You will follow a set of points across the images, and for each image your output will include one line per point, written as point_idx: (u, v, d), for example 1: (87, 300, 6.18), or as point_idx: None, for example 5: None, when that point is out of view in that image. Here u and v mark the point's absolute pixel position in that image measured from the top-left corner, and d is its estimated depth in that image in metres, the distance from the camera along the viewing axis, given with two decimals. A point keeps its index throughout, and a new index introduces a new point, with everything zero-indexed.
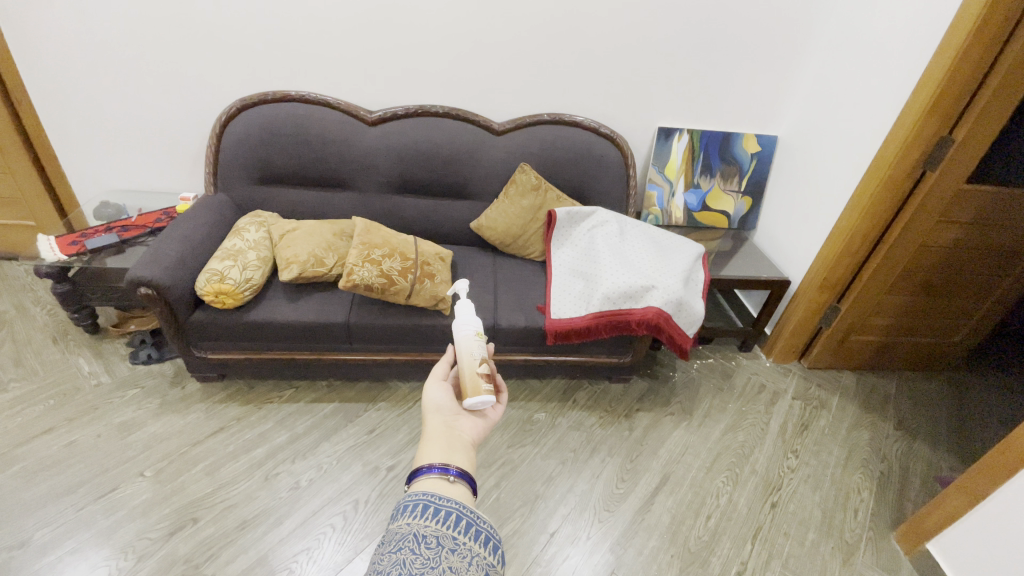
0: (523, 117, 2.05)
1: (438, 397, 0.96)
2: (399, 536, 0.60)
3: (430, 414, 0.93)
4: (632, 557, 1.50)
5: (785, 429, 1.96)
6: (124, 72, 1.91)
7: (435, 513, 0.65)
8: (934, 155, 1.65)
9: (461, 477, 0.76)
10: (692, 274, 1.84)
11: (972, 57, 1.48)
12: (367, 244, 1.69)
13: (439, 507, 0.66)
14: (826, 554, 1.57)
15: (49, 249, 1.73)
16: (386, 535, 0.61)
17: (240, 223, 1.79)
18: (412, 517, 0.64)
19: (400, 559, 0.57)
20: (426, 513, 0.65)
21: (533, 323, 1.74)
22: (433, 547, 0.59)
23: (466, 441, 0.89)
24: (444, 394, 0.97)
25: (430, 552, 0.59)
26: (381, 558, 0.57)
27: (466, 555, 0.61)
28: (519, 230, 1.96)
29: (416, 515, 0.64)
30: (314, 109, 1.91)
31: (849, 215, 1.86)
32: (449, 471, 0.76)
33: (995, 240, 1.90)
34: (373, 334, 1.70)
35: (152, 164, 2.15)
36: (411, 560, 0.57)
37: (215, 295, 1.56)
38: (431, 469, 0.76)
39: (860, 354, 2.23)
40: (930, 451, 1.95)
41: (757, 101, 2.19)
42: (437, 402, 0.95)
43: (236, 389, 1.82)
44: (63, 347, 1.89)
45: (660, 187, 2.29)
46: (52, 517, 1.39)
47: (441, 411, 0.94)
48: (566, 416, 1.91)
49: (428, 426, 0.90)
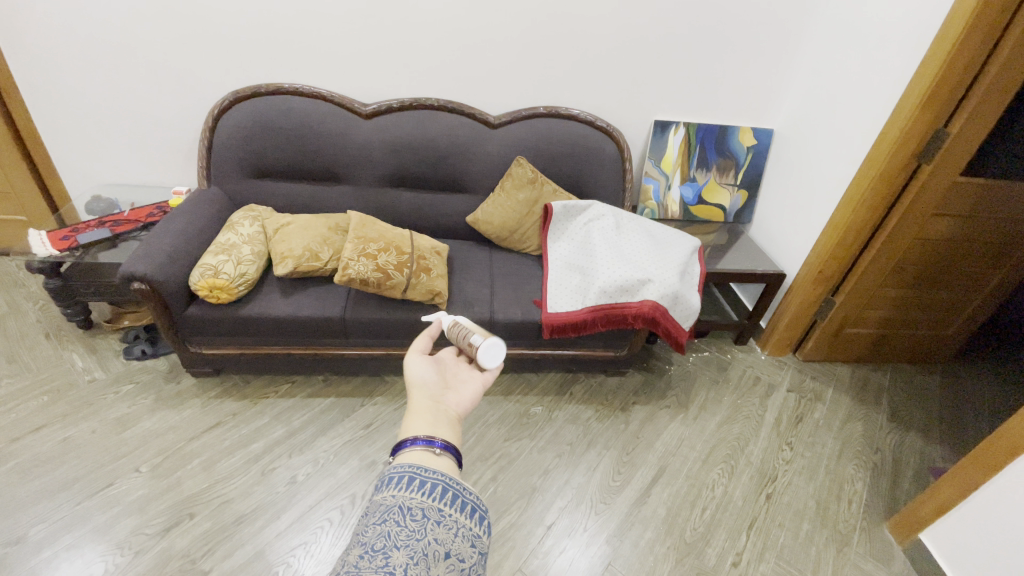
0: (519, 110, 2.04)
1: (425, 373, 0.96)
2: (384, 508, 0.60)
3: (415, 389, 0.93)
4: (629, 548, 1.52)
5: (780, 421, 1.97)
6: (115, 65, 1.88)
7: (421, 485, 0.65)
8: (929, 147, 1.65)
9: (447, 450, 0.76)
10: (688, 268, 1.84)
11: (968, 49, 1.48)
12: (362, 238, 1.68)
13: (425, 479, 0.66)
14: (820, 544, 1.58)
15: (40, 243, 1.72)
16: (371, 506, 0.61)
17: (234, 218, 1.78)
18: (398, 490, 0.64)
19: (385, 530, 0.57)
20: (413, 484, 0.65)
21: (530, 317, 1.74)
22: (418, 519, 0.59)
23: (450, 416, 0.89)
24: (431, 371, 0.98)
25: (416, 524, 0.59)
26: (366, 529, 0.57)
27: (452, 526, 0.61)
28: (516, 224, 1.96)
29: (402, 487, 0.64)
30: (307, 103, 1.90)
31: (844, 208, 1.87)
32: (434, 444, 0.76)
33: (989, 233, 1.91)
34: (370, 329, 1.69)
35: (144, 158, 2.13)
36: (396, 532, 0.57)
37: (210, 290, 1.55)
38: (415, 442, 0.76)
39: (855, 347, 2.24)
40: (922, 442, 1.97)
41: (753, 94, 2.18)
42: (424, 378, 0.95)
43: (232, 384, 1.81)
44: (56, 343, 1.88)
45: (656, 181, 2.28)
46: (48, 513, 1.38)
47: (427, 386, 0.93)
48: (563, 409, 1.91)
49: (414, 401, 0.90)
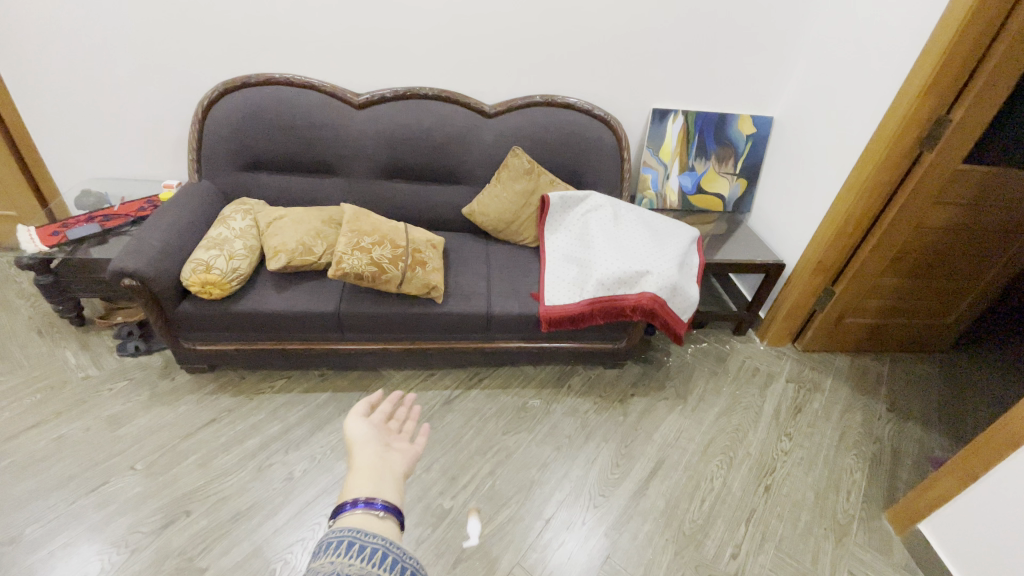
0: (515, 99, 2.00)
1: (361, 431, 0.92)
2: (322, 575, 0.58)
3: (356, 447, 0.90)
4: (628, 541, 1.51)
5: (778, 412, 1.96)
6: (100, 55, 1.83)
7: (360, 549, 0.64)
8: (931, 135, 1.63)
9: (389, 510, 0.74)
10: (687, 258, 1.82)
11: (972, 34, 1.44)
12: (356, 232, 1.65)
13: (365, 543, 0.65)
14: (819, 535, 1.58)
15: (28, 239, 1.68)
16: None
17: (226, 211, 1.75)
18: (336, 555, 0.62)
19: None
20: (351, 550, 0.63)
21: (527, 310, 1.72)
22: None
23: (395, 474, 0.86)
24: (366, 428, 0.93)
25: None
26: None
27: None
28: (512, 216, 1.93)
29: (339, 553, 0.62)
30: (298, 93, 1.86)
31: (844, 197, 1.84)
32: (375, 505, 0.74)
33: (990, 221, 1.90)
34: (365, 324, 1.67)
35: (134, 151, 2.09)
36: None
37: (202, 285, 1.53)
38: (355, 506, 0.73)
39: (854, 336, 2.23)
40: (921, 432, 1.97)
41: (753, 81, 2.15)
42: (362, 436, 0.91)
43: (227, 379, 1.80)
44: (49, 340, 1.86)
45: (654, 170, 2.25)
46: (43, 512, 1.37)
47: (369, 445, 0.90)
48: (561, 402, 1.90)
49: (353, 462, 0.87)
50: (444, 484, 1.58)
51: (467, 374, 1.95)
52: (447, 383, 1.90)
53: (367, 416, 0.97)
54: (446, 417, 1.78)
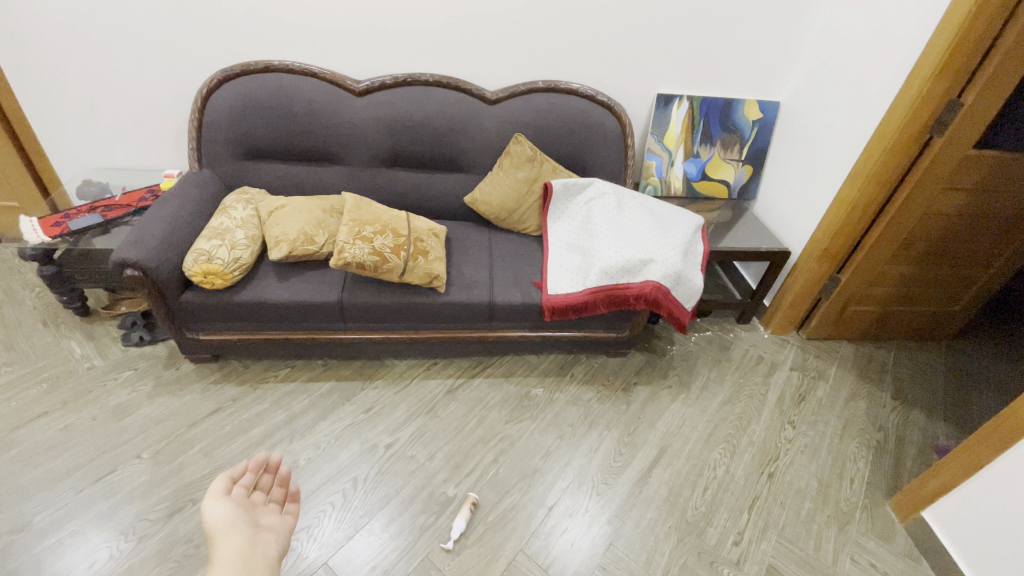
0: (517, 85, 1.97)
1: (221, 514, 0.97)
2: None
3: (216, 534, 0.94)
4: (630, 528, 1.52)
5: (782, 400, 1.96)
6: (97, 44, 1.81)
7: None
8: (941, 120, 1.60)
9: None
10: (691, 246, 1.80)
11: (986, 15, 1.41)
12: (358, 221, 1.64)
13: None
14: (821, 522, 1.59)
15: (31, 230, 1.68)
16: None
17: (227, 201, 1.74)
18: None
19: None
20: None
21: (530, 300, 1.71)
22: None
23: (266, 558, 0.94)
24: (226, 510, 0.98)
25: None
26: None
27: None
28: (515, 204, 1.91)
29: None
30: (297, 80, 1.84)
31: (851, 184, 1.82)
32: None
33: (1000, 207, 1.87)
34: (368, 313, 1.67)
35: (134, 141, 2.08)
36: None
37: (204, 276, 1.52)
38: None
39: (860, 324, 2.21)
40: (925, 420, 1.96)
41: (760, 65, 2.11)
42: (222, 520, 0.96)
43: (232, 369, 1.81)
44: (54, 330, 1.86)
45: (659, 157, 2.22)
46: (51, 500, 1.39)
47: (229, 529, 0.95)
48: (563, 390, 1.90)
49: (214, 547, 0.92)
50: (448, 472, 1.59)
51: (470, 363, 1.94)
52: (450, 372, 1.90)
53: (227, 493, 1.02)
54: (449, 405, 1.78)
